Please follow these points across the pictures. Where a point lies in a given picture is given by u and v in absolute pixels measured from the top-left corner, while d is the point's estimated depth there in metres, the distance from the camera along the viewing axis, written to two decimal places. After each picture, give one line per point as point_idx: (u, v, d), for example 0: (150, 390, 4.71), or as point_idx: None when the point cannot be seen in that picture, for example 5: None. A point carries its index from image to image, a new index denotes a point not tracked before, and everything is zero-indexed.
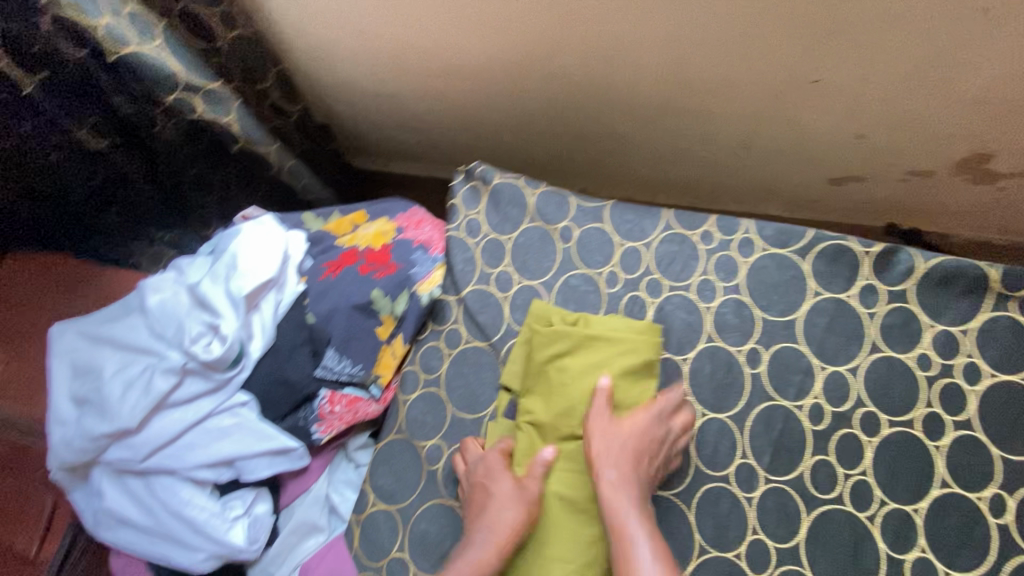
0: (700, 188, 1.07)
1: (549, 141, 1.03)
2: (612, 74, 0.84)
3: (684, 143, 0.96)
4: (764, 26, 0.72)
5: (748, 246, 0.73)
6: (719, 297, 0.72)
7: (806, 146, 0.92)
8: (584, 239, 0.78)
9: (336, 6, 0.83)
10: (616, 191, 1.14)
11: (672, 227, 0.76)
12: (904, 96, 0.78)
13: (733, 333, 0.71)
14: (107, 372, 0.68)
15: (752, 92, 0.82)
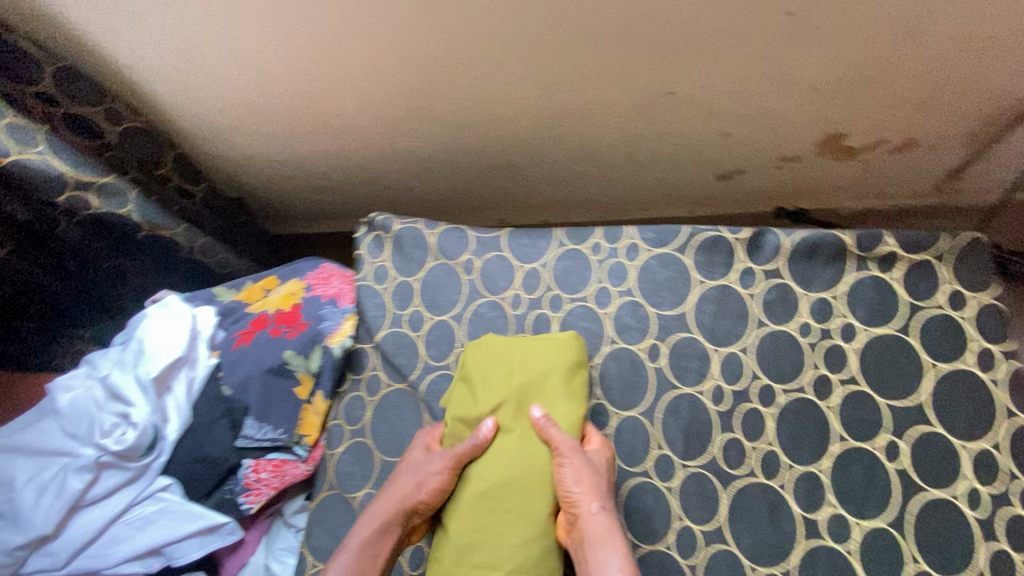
0: (604, 203, 1.14)
1: (455, 182, 1.08)
2: (491, 113, 0.90)
3: (577, 164, 1.03)
4: (610, 54, 0.78)
5: (636, 251, 0.78)
6: (615, 306, 0.77)
7: (685, 151, 0.99)
8: (487, 268, 0.82)
9: (220, 89, 0.87)
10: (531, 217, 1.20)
11: (564, 244, 0.81)
12: (751, 97, 0.87)
13: (633, 332, 0.76)
14: (17, 482, 0.66)
15: (620, 111, 0.89)
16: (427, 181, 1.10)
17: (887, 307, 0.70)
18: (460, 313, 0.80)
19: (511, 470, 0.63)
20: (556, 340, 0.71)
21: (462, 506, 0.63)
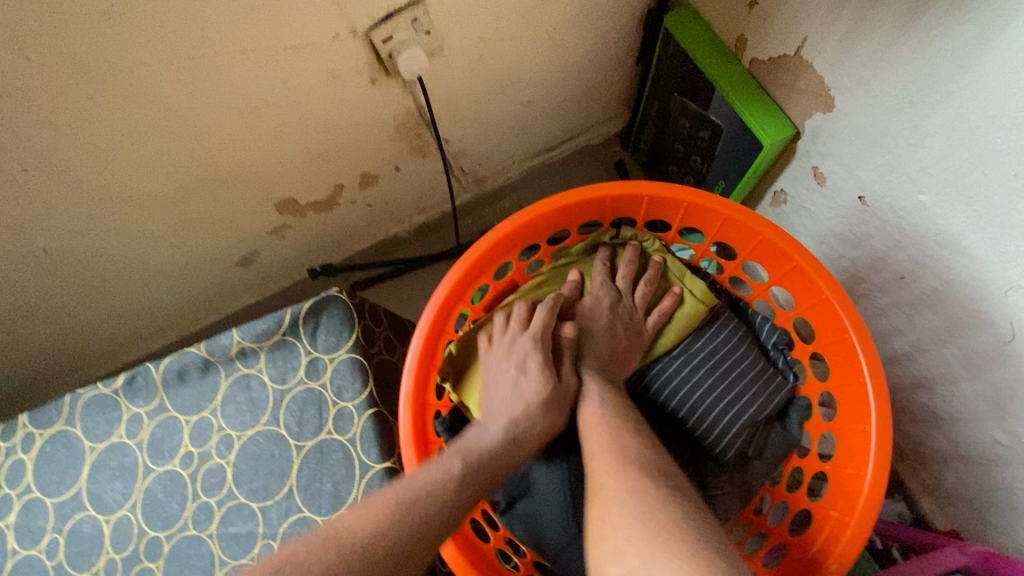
0: (351, 216, 0.95)
1: (114, 251, 0.77)
2: (76, 174, 0.65)
3: (249, 185, 0.79)
4: (132, 55, 0.56)
5: (255, 369, 0.64)
6: (226, 466, 0.62)
7: (374, 143, 0.82)
8: (96, 415, 0.65)
9: None
10: (294, 260, 0.98)
11: (177, 366, 0.64)
12: (377, 56, 0.67)
13: (267, 477, 0.61)
14: None
15: (248, 124, 0.69)
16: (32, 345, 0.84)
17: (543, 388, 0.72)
18: (71, 492, 0.63)
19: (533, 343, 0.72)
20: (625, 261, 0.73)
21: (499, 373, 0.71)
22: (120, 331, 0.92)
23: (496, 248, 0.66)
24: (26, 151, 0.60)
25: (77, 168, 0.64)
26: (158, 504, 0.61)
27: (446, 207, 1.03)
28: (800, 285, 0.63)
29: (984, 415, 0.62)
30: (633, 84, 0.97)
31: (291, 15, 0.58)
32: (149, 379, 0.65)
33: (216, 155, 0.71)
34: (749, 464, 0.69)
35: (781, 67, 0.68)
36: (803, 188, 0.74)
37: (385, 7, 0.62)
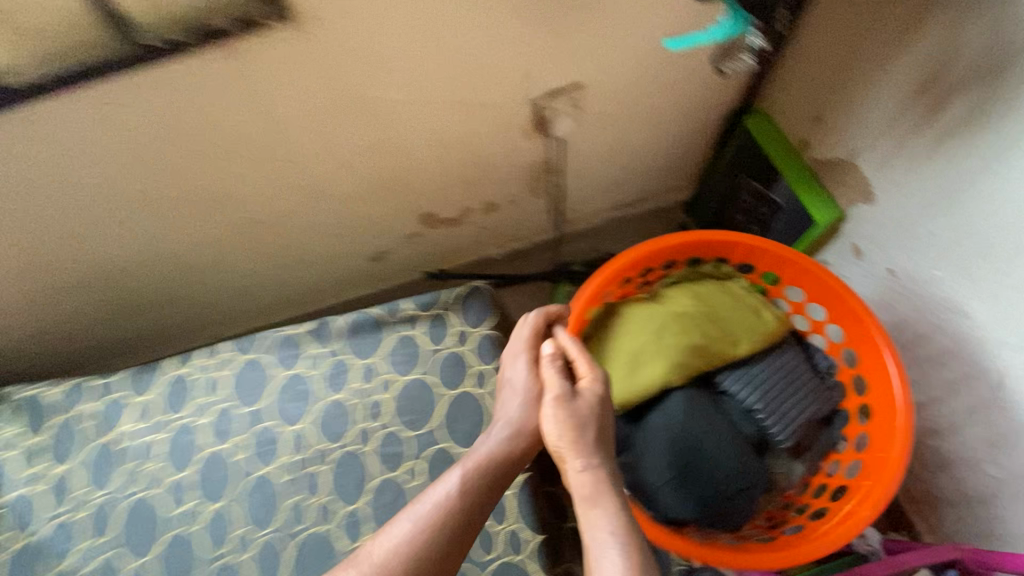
0: (467, 234, 1.17)
1: (294, 232, 0.98)
2: (306, 174, 0.86)
3: (410, 198, 1.01)
4: (385, 99, 0.78)
5: (415, 332, 0.83)
6: (386, 401, 0.80)
7: (506, 180, 1.05)
8: (284, 350, 0.84)
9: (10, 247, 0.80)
10: (412, 263, 1.19)
11: (354, 321, 0.85)
12: (535, 118, 0.91)
13: (417, 413, 0.79)
14: None
15: (431, 154, 0.92)
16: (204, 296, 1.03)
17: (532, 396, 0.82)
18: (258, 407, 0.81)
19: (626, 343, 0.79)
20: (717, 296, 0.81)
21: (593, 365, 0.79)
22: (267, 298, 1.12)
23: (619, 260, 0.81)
24: (285, 153, 0.80)
25: (309, 170, 0.86)
26: (329, 421, 0.79)
27: (539, 238, 1.25)
28: (846, 315, 0.78)
29: (978, 452, 0.79)
30: (705, 163, 1.21)
31: (493, 83, 0.82)
32: (330, 327, 0.84)
33: (399, 171, 0.94)
34: (799, 456, 0.81)
35: (835, 167, 0.91)
36: (842, 259, 0.95)
37: (555, 86, 0.86)
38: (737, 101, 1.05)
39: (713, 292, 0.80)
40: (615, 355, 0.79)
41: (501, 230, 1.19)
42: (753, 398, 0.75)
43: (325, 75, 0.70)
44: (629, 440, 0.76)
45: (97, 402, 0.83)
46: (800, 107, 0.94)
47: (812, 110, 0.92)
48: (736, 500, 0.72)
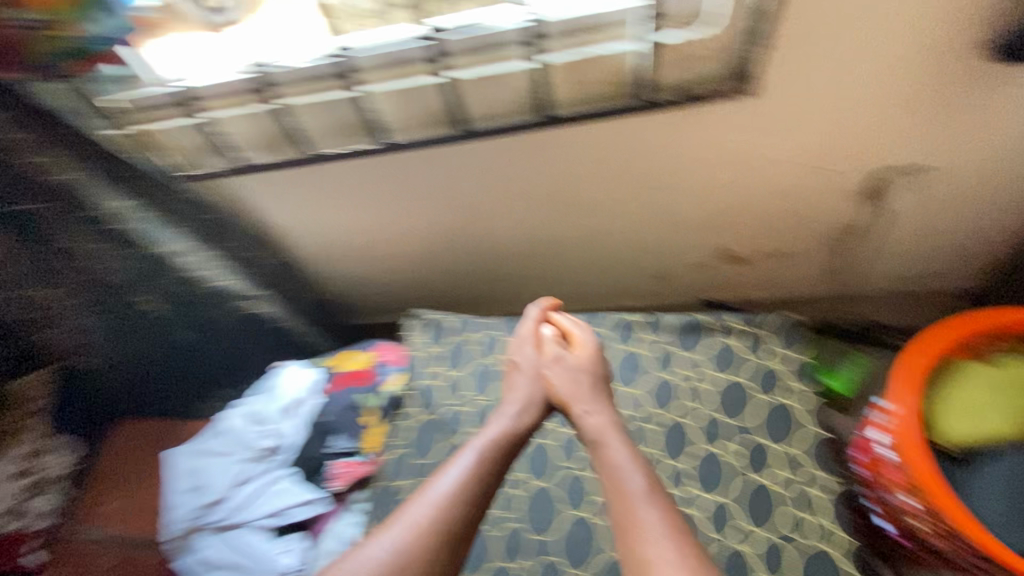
0: (751, 282, 1.32)
1: (628, 247, 1.22)
2: (670, 206, 1.09)
3: (728, 239, 1.19)
4: (768, 160, 0.98)
5: (738, 342, 1.00)
6: (708, 389, 0.98)
7: (816, 244, 1.18)
8: (623, 333, 1.06)
9: (456, 217, 1.14)
10: (693, 294, 1.37)
11: (684, 323, 1.03)
12: (878, 193, 1.04)
13: (736, 408, 0.96)
14: (219, 469, 1.00)
15: (771, 209, 1.10)
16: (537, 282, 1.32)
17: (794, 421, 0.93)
18: None
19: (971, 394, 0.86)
20: None
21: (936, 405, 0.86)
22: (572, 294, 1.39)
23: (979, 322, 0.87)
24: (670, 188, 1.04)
25: (675, 204, 1.08)
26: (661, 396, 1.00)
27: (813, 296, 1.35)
28: None
29: None
30: None
31: (859, 159, 0.98)
32: (663, 323, 1.04)
33: (736, 215, 1.13)
34: None
35: None
36: None
37: (910, 168, 0.99)
38: None
39: None
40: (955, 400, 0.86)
41: (783, 286, 1.32)
42: None
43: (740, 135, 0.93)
44: (956, 479, 0.83)
45: (482, 335, 1.12)
46: None
47: None
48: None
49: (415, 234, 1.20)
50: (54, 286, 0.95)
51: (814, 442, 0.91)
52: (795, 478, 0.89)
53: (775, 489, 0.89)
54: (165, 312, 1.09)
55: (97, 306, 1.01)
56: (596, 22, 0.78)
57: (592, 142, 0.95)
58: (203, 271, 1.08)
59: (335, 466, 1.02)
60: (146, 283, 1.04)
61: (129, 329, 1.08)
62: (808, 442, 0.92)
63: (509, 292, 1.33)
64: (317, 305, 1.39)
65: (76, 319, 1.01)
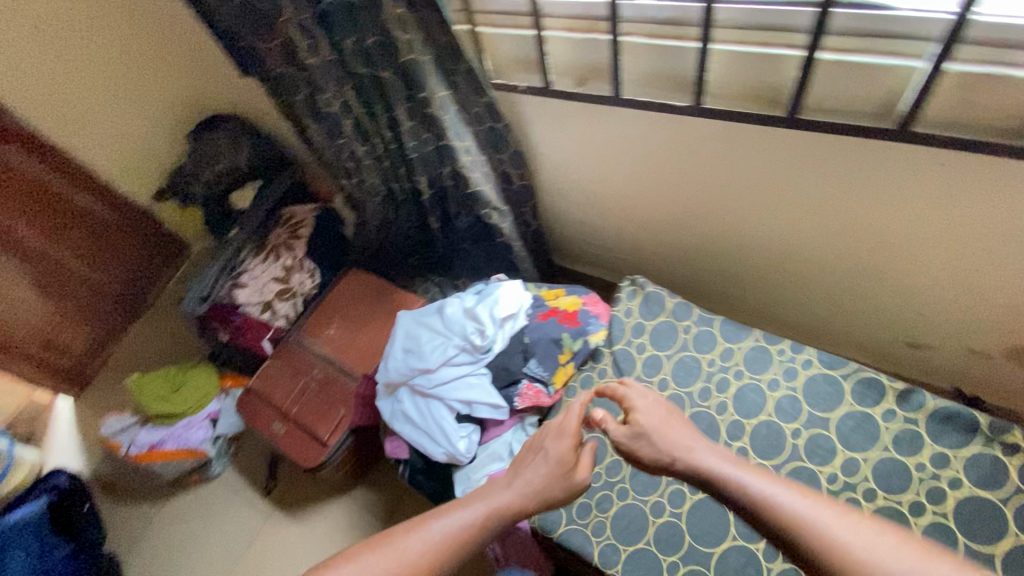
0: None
1: (900, 286, 1.08)
2: (990, 259, 0.93)
3: None
4: None
5: (1012, 463, 0.83)
6: (948, 496, 0.84)
7: None
8: (863, 391, 0.94)
9: (715, 187, 1.12)
10: (949, 372, 1.17)
11: (950, 413, 0.88)
12: None
13: (981, 533, 0.80)
14: (428, 343, 1.13)
15: None
16: (774, 281, 1.25)
17: None
18: (824, 420, 0.94)
19: None
20: None
21: None
22: (799, 310, 1.29)
23: None
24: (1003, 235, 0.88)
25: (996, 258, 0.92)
26: (887, 476, 0.87)
27: None
28: None
29: None
30: None
31: None
32: (920, 402, 0.90)
33: None
34: None
35: None
36: None
37: None
38: None
39: None
40: None
41: None
42: None
43: None
44: None
45: (698, 326, 1.09)
46: None
47: None
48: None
49: (675, 193, 1.19)
50: (368, 147, 1.16)
51: None
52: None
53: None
54: (429, 196, 1.29)
55: (384, 173, 1.24)
56: None
57: (937, 160, 0.84)
58: (473, 173, 1.19)
59: (523, 385, 1.09)
60: (428, 166, 1.20)
61: (402, 198, 1.33)
62: None
63: (741, 280, 1.31)
64: (536, 235, 1.45)
65: (370, 184, 1.25)
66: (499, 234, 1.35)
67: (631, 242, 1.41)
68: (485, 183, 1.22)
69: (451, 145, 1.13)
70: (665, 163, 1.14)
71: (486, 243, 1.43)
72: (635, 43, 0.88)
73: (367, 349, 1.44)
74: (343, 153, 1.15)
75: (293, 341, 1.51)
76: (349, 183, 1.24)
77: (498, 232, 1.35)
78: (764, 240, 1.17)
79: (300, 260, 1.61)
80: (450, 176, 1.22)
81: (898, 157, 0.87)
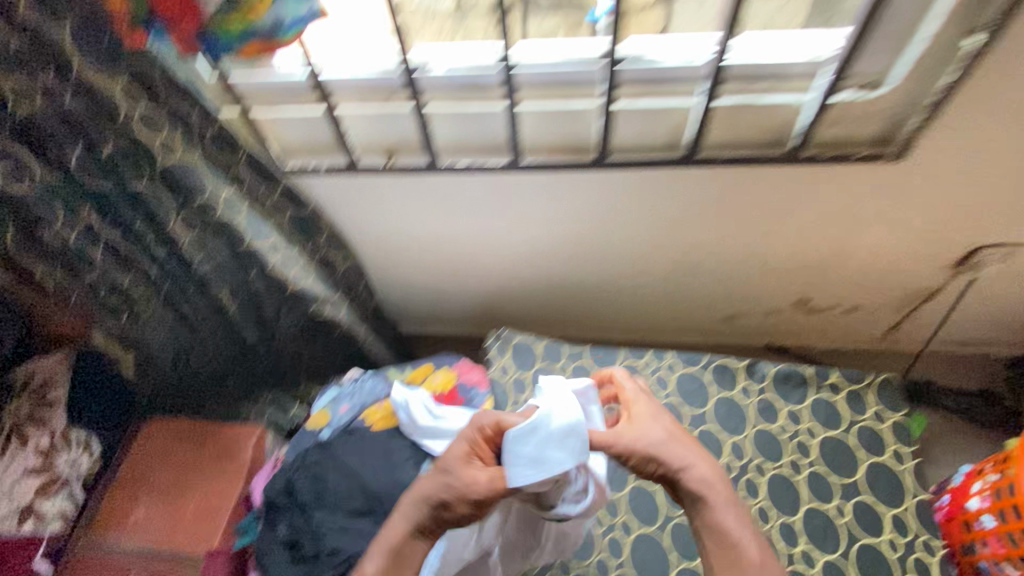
0: (813, 328, 1.36)
1: (707, 278, 1.24)
2: (761, 245, 1.13)
3: (804, 283, 1.23)
4: (870, 208, 1.02)
5: (837, 399, 1.01)
6: (813, 445, 0.97)
7: (887, 290, 1.21)
8: (720, 377, 1.04)
9: (540, 232, 1.12)
10: (755, 333, 1.40)
11: (785, 373, 1.03)
12: (956, 252, 1.08)
13: (841, 467, 0.94)
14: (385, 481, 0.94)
15: (856, 259, 1.14)
16: (611, 298, 1.33)
17: (896, 491, 0.92)
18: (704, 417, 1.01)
19: None
20: None
21: None
22: (637, 318, 1.39)
23: None
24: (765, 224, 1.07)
25: (761, 248, 1.14)
26: (765, 445, 0.97)
27: (863, 347, 1.40)
28: None
29: None
30: None
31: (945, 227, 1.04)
32: (761, 371, 1.04)
33: (815, 266, 1.17)
34: None
35: None
36: None
37: (998, 241, 1.05)
38: None
39: None
40: None
41: (842, 336, 1.37)
42: None
43: (851, 185, 0.97)
44: None
45: (569, 364, 1.10)
46: None
47: None
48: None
49: (506, 249, 1.18)
50: (137, 277, 0.89)
51: (919, 506, 0.90)
52: (907, 546, 0.87)
53: (890, 556, 0.86)
54: (236, 312, 1.05)
55: (167, 301, 0.97)
56: (775, 72, 0.77)
57: (714, 183, 0.97)
58: (288, 271, 1.00)
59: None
60: (226, 277, 0.98)
61: (202, 324, 1.05)
62: (919, 506, 0.90)
63: (585, 305, 1.36)
64: (378, 314, 1.31)
65: (154, 319, 0.97)
66: (336, 327, 1.18)
67: (480, 298, 1.37)
68: (306, 279, 1.05)
69: (251, 247, 0.93)
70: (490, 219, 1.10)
71: (320, 336, 1.24)
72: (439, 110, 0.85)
73: (195, 510, 1.12)
74: (100, 289, 0.88)
75: (83, 545, 1.10)
76: (117, 323, 0.94)
77: (334, 327, 1.18)
78: (600, 268, 1.23)
79: (64, 433, 1.15)
80: (257, 279, 1.02)
81: (686, 185, 0.97)
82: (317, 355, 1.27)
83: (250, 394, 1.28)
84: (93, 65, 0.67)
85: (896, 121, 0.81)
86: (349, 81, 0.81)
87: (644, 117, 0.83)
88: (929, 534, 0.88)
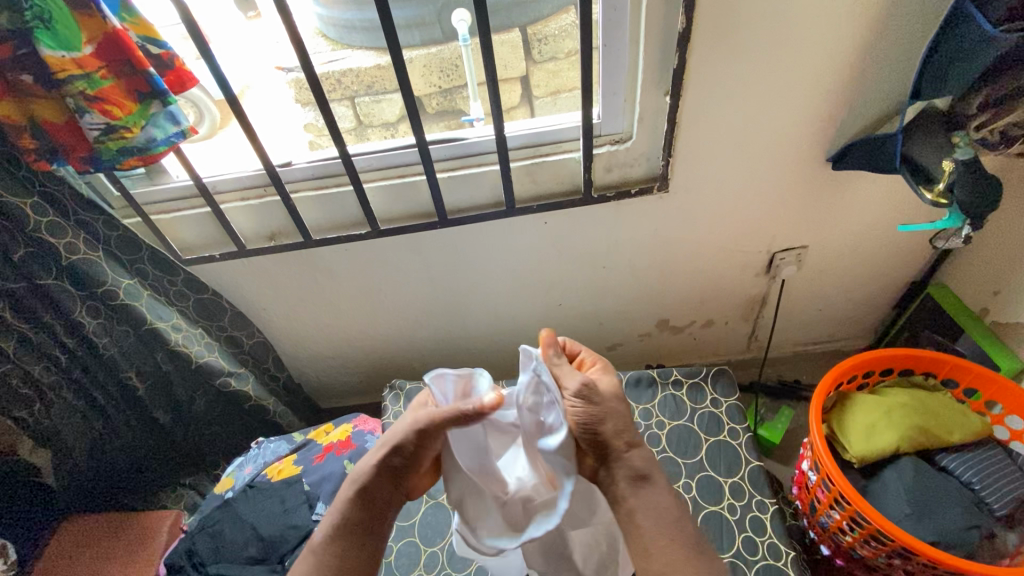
0: (683, 346, 1.55)
1: (575, 314, 1.43)
2: (606, 279, 1.33)
3: (658, 308, 1.42)
4: (679, 237, 1.23)
5: (681, 393, 1.15)
6: (661, 435, 1.11)
7: (728, 302, 1.42)
8: None
9: (418, 288, 1.31)
10: (635, 358, 1.58)
11: (635, 377, 1.18)
12: (763, 261, 1.31)
13: (689, 450, 1.08)
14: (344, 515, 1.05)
15: (689, 280, 1.35)
16: (501, 343, 1.49)
17: (733, 463, 1.05)
18: None
19: (863, 416, 1.00)
20: (930, 399, 1.00)
21: (848, 428, 0.99)
22: None
23: (851, 364, 1.04)
24: (601, 261, 1.28)
25: (607, 281, 1.34)
26: None
27: (732, 357, 1.58)
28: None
29: None
30: (884, 320, 1.50)
31: (743, 244, 1.26)
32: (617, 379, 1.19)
33: (660, 290, 1.37)
34: (1015, 527, 0.88)
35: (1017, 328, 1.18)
36: None
37: (790, 246, 1.27)
38: (919, 280, 1.37)
39: (924, 393, 1.01)
40: (850, 427, 1.00)
41: (710, 349, 1.56)
42: (967, 473, 0.93)
43: (655, 223, 1.19)
44: (868, 489, 0.95)
45: None
46: (981, 283, 1.25)
47: (992, 286, 1.23)
48: (971, 535, 0.85)
49: (394, 309, 1.37)
50: (46, 364, 1.03)
51: (753, 472, 1.04)
52: (743, 506, 1.00)
53: (729, 519, 0.99)
54: (145, 391, 1.17)
55: (76, 387, 1.10)
56: (551, 139, 1.05)
57: (542, 230, 1.18)
58: (192, 347, 1.15)
59: (316, 535, 1.04)
60: (135, 358, 1.12)
61: (114, 409, 1.18)
62: (753, 471, 1.04)
63: (481, 353, 1.52)
64: (288, 384, 1.45)
65: (64, 406, 1.09)
66: (245, 400, 1.29)
67: (385, 360, 1.51)
68: (211, 355, 1.19)
69: (155, 328, 1.09)
70: (373, 282, 1.29)
71: (234, 413, 1.34)
72: (306, 197, 1.10)
73: None
74: (12, 380, 1.00)
75: None
76: (29, 414, 1.05)
77: (243, 400, 1.29)
78: (482, 316, 1.41)
79: None
80: (164, 359, 1.16)
81: (521, 234, 1.19)
82: (233, 432, 1.36)
83: (166, 479, 1.34)
84: (7, 185, 0.86)
85: (655, 164, 1.08)
86: (228, 179, 1.07)
87: (467, 183, 1.09)
88: (761, 494, 1.01)
